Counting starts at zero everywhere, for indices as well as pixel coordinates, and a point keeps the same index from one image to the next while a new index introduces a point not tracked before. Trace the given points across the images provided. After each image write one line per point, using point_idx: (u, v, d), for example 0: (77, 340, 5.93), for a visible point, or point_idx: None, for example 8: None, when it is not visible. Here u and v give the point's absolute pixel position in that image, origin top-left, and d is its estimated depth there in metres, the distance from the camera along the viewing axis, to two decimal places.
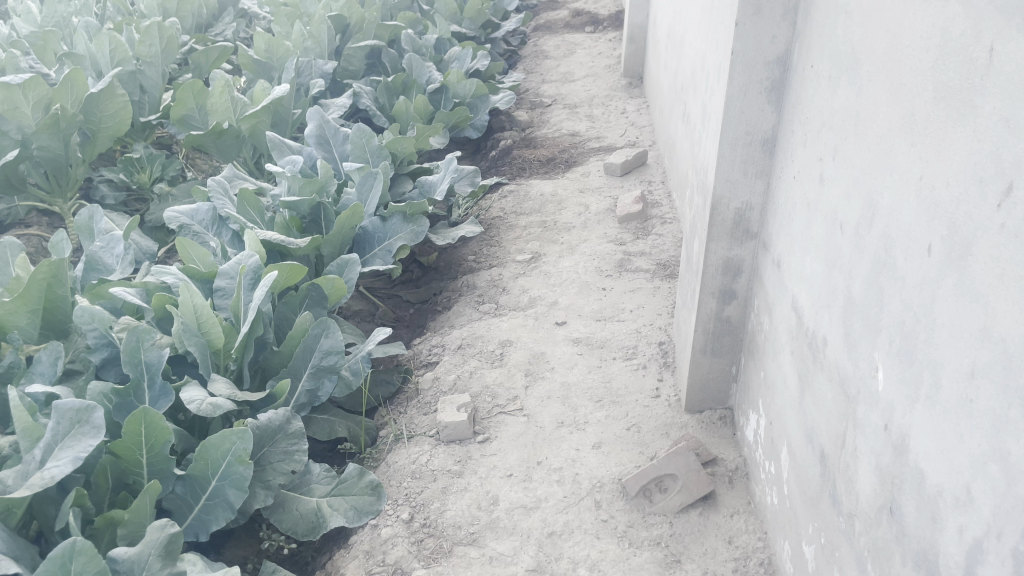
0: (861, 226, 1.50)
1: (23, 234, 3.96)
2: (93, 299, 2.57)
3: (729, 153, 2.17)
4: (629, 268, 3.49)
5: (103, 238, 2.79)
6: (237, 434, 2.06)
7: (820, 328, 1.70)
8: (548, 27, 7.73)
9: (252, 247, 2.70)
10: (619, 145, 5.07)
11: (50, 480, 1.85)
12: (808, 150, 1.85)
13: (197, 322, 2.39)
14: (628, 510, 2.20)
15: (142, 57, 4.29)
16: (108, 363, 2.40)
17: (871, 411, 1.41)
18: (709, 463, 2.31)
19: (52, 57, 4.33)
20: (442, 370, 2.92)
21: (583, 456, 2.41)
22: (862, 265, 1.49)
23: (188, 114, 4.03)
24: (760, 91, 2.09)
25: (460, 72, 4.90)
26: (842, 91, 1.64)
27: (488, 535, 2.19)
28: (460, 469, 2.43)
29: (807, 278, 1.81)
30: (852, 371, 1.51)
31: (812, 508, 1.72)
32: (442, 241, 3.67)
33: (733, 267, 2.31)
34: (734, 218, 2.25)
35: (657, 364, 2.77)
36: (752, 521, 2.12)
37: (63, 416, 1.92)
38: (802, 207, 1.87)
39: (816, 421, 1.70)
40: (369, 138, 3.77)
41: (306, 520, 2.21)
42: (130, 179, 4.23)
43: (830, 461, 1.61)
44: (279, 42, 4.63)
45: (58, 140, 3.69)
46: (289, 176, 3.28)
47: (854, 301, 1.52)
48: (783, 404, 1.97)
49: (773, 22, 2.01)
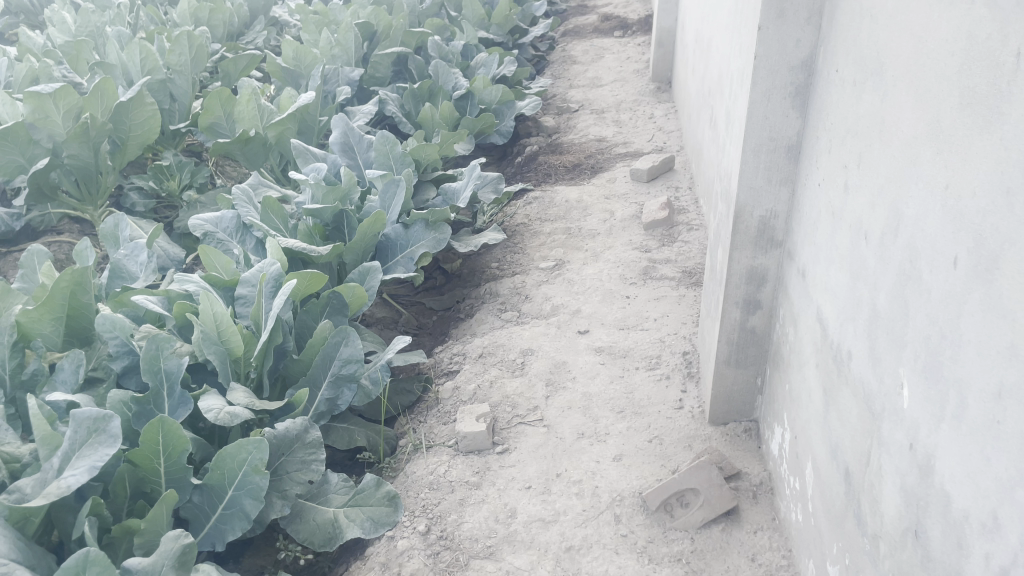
0: (886, 236, 1.44)
1: (54, 240, 4.01)
2: (116, 307, 2.60)
3: (753, 160, 2.13)
4: (654, 276, 3.45)
5: (128, 246, 2.82)
6: (254, 443, 2.06)
7: (845, 340, 1.64)
8: (577, 32, 7.71)
9: (275, 254, 2.71)
10: (646, 150, 5.02)
11: (66, 489, 1.86)
12: (832, 158, 1.79)
13: (218, 331, 2.39)
14: (648, 524, 2.16)
15: (172, 66, 4.35)
16: (129, 370, 2.40)
17: (896, 429, 1.36)
18: (733, 477, 2.25)
19: (85, 66, 4.40)
20: (464, 378, 2.90)
21: (604, 468, 2.36)
22: (887, 277, 1.43)
23: (216, 122, 4.10)
24: (783, 97, 2.04)
25: (486, 78, 4.90)
26: (867, 96, 1.59)
27: (505, 549, 2.15)
28: (478, 480, 2.40)
29: (832, 289, 1.75)
30: (877, 387, 1.45)
31: (837, 529, 1.66)
32: (465, 249, 3.65)
33: (757, 277, 2.26)
34: (758, 226, 2.20)
35: (681, 374, 2.72)
36: (776, 538, 2.06)
37: (81, 425, 1.93)
38: (826, 215, 1.82)
39: (841, 437, 1.64)
40: (392, 145, 3.75)
41: (323, 531, 2.20)
42: (159, 187, 4.29)
43: (854, 480, 1.56)
44: (307, 49, 4.67)
45: (88, 149, 3.76)
46: (312, 184, 3.30)
47: (879, 315, 1.46)
48: (808, 419, 1.92)
49: (797, 26, 1.96)
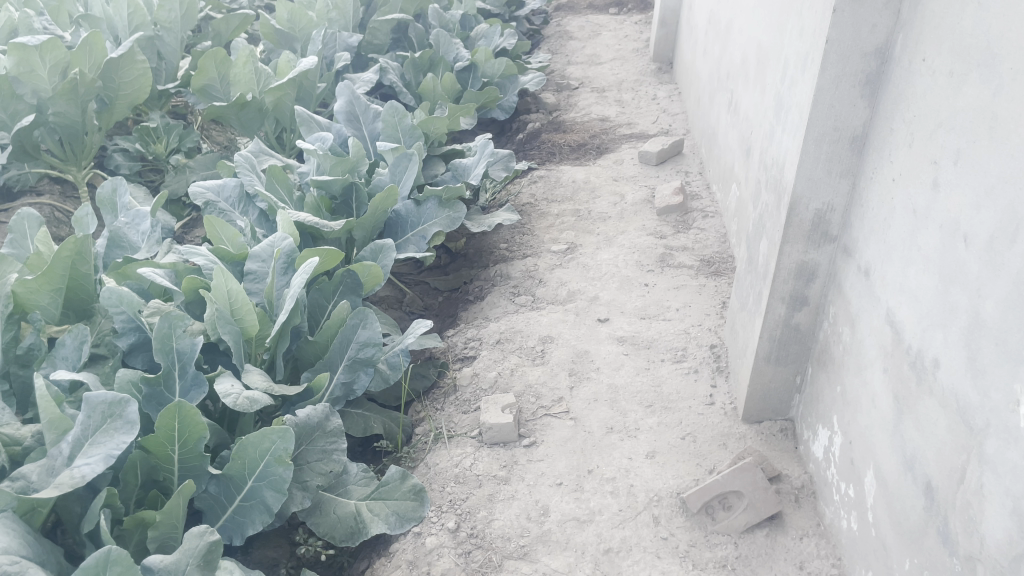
0: (998, 240, 1.36)
1: (34, 201, 3.73)
2: (119, 279, 2.42)
3: (814, 150, 2.03)
4: (671, 263, 3.35)
5: (128, 214, 2.64)
6: (278, 433, 1.92)
7: (929, 347, 1.56)
8: (571, 7, 7.52)
9: (287, 228, 2.58)
10: (651, 132, 4.89)
11: (80, 480, 1.71)
12: (915, 152, 1.70)
13: (232, 309, 2.24)
14: (688, 527, 2.08)
15: (160, 23, 4.12)
16: (135, 348, 2.24)
17: (1007, 448, 1.29)
18: (775, 479, 2.17)
19: (66, 19, 4.17)
20: (482, 365, 2.78)
21: (637, 465, 2.28)
22: (997, 284, 1.35)
23: (210, 84, 3.89)
24: (853, 84, 1.92)
25: (489, 51, 4.67)
26: (970, 89, 1.49)
27: (540, 549, 2.06)
28: (506, 475, 2.30)
29: (910, 291, 1.66)
30: (978, 402, 1.38)
31: (911, 544, 1.59)
32: (476, 228, 3.51)
33: (807, 272, 2.16)
34: (813, 219, 2.10)
35: (709, 368, 2.63)
36: (823, 545, 1.99)
37: (94, 410, 1.78)
38: (903, 212, 1.73)
39: (919, 448, 1.57)
40: (401, 116, 3.58)
41: (344, 525, 2.07)
42: (146, 150, 4.06)
43: (939, 496, 1.49)
44: (302, 12, 4.43)
45: (76, 107, 3.53)
46: (319, 154, 3.13)
47: (984, 324, 1.38)
48: (868, 425, 1.84)
49: (874, 10, 1.83)
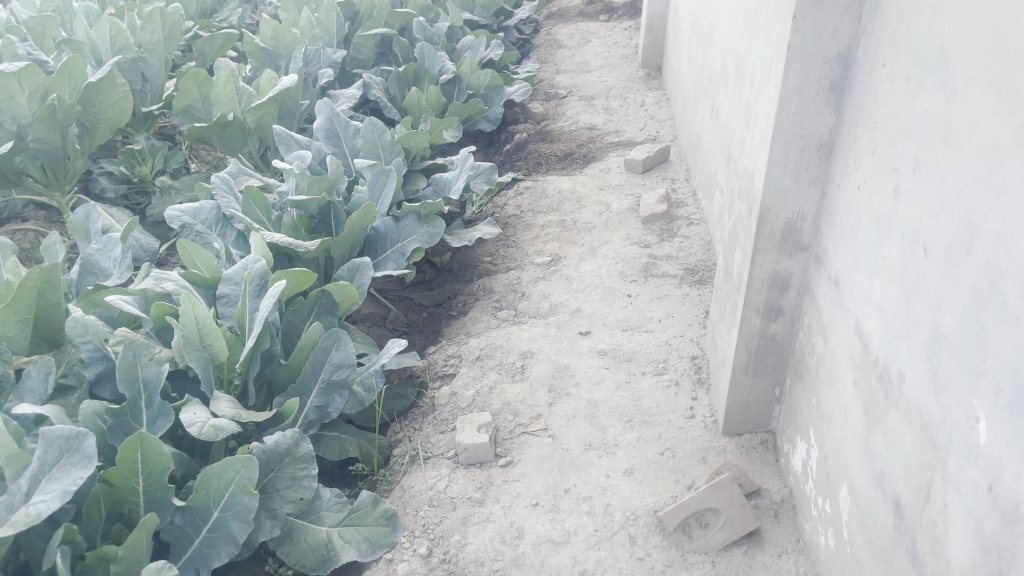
0: (955, 250, 1.32)
1: (18, 228, 3.72)
2: (88, 307, 2.40)
3: (781, 158, 1.98)
4: (655, 273, 3.31)
5: (100, 241, 2.61)
6: (242, 462, 1.89)
7: (894, 360, 1.52)
8: (561, 15, 7.51)
9: (259, 250, 2.54)
10: (639, 140, 4.86)
11: (36, 517, 1.68)
12: (878, 159, 1.66)
13: (200, 336, 2.21)
14: (665, 546, 2.04)
15: (143, 44, 4.08)
16: (103, 378, 2.21)
17: (969, 467, 1.24)
18: (753, 494, 2.12)
19: (51, 43, 4.12)
20: (460, 384, 2.74)
21: (615, 483, 2.24)
22: (954, 296, 1.31)
23: (192, 105, 3.87)
24: (817, 91, 1.88)
25: (474, 62, 4.66)
26: (926, 95, 1.45)
27: (513, 573, 2.02)
28: (481, 497, 2.26)
29: (876, 302, 1.62)
30: (940, 417, 1.33)
31: (882, 563, 1.55)
32: (458, 242, 3.48)
33: (781, 282, 2.12)
34: (784, 228, 2.06)
35: (690, 381, 2.58)
36: (801, 562, 1.94)
37: (51, 445, 1.75)
38: (868, 220, 1.69)
39: (888, 464, 1.53)
40: (380, 133, 3.56)
41: (315, 553, 2.04)
42: (131, 171, 4.02)
43: (907, 514, 1.44)
44: (286, 29, 4.43)
45: (56, 133, 3.51)
46: (297, 173, 3.10)
47: (945, 337, 1.34)
48: (840, 439, 1.80)
49: (835, 15, 1.79)
